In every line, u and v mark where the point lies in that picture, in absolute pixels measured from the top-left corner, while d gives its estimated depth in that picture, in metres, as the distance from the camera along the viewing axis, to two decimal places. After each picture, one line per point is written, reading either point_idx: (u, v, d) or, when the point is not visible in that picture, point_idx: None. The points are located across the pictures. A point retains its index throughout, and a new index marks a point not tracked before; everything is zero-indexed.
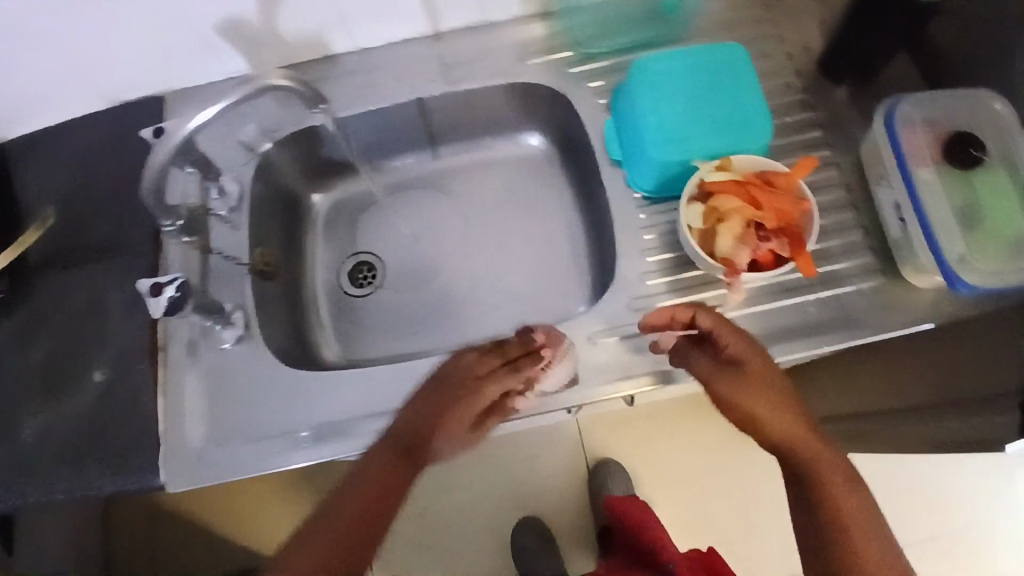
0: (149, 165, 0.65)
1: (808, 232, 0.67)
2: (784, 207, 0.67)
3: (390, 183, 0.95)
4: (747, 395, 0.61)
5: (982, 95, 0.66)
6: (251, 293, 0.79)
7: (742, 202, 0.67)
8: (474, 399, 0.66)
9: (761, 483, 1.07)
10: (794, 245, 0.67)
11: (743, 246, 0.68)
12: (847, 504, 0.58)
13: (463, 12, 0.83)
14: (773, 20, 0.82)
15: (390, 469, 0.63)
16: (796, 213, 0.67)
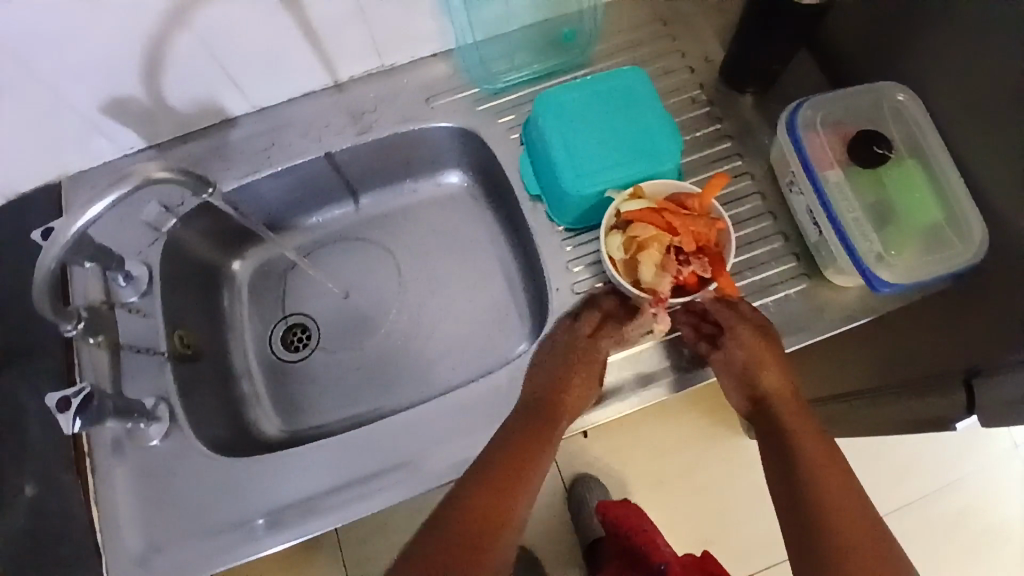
0: (38, 265, 0.57)
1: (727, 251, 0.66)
2: (700, 229, 0.65)
3: (313, 240, 0.86)
4: (751, 343, 0.64)
5: (884, 88, 0.70)
6: (175, 381, 0.71)
7: (657, 228, 0.65)
8: (586, 357, 0.66)
9: (730, 475, 1.12)
10: (715, 265, 0.66)
11: (665, 273, 0.66)
12: (825, 471, 0.56)
13: (361, 59, 0.77)
14: (672, 34, 0.79)
15: (532, 446, 0.62)
16: (714, 234, 0.65)
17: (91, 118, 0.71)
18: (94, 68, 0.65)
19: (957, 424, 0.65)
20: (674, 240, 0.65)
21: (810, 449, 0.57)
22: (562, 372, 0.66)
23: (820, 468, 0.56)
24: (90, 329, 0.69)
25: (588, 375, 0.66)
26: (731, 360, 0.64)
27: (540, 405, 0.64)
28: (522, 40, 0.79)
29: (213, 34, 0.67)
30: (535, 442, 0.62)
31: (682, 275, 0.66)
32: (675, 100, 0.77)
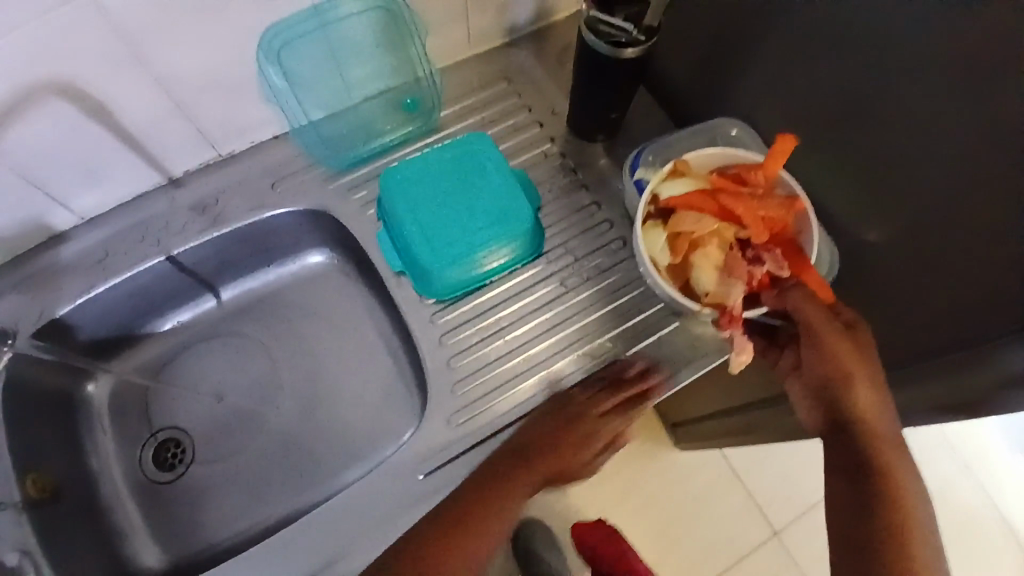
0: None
1: (810, 232, 0.62)
2: (770, 212, 0.62)
3: (178, 345, 0.81)
4: (839, 349, 0.56)
5: (719, 122, 0.73)
6: (34, 531, 0.64)
7: (715, 218, 0.63)
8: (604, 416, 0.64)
9: (666, 494, 1.12)
10: (791, 254, 0.62)
11: (731, 275, 0.62)
12: (899, 494, 0.54)
13: (197, 152, 0.74)
14: (517, 90, 0.79)
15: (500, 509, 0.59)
16: (788, 217, 0.62)
17: None
18: None
19: None
20: (740, 232, 0.63)
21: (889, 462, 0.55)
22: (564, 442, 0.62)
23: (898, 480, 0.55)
24: None
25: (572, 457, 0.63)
26: (816, 375, 0.58)
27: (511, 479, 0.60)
28: (369, 111, 0.78)
29: (20, 156, 0.63)
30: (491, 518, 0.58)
31: (755, 279, 0.61)
32: (529, 156, 0.77)
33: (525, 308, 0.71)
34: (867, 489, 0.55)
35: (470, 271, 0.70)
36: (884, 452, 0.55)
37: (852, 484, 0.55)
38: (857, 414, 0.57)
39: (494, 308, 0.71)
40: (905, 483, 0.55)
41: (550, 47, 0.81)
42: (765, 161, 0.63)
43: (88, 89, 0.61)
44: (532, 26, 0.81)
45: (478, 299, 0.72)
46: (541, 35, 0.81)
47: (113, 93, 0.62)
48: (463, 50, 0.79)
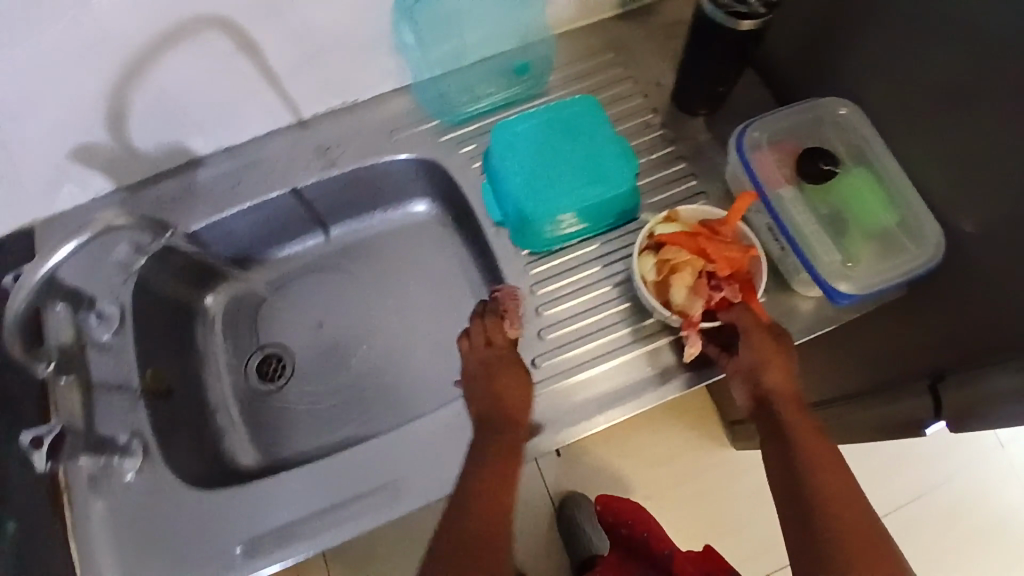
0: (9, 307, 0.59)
1: (760, 277, 0.64)
2: (733, 254, 0.63)
3: (286, 273, 0.88)
4: (765, 346, 0.60)
5: (827, 102, 0.71)
6: (148, 417, 0.72)
7: (690, 252, 0.64)
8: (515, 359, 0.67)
9: (724, 484, 1.10)
10: (747, 291, 0.63)
11: (697, 296, 0.64)
12: (827, 480, 0.53)
13: (324, 97, 0.80)
14: (623, 62, 0.82)
15: (506, 468, 0.61)
16: (746, 261, 0.64)
17: (59, 165, 0.73)
18: (59, 122, 0.68)
19: (927, 429, 0.63)
20: (708, 266, 0.64)
21: (816, 453, 0.55)
22: (500, 381, 0.65)
23: (826, 475, 0.54)
24: (60, 370, 0.70)
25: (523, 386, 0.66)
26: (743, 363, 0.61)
27: (496, 427, 0.63)
28: (482, 73, 0.82)
29: (172, 82, 0.69)
30: (497, 460, 0.61)
31: (713, 300, 0.64)
32: (630, 125, 0.79)
33: (616, 268, 0.74)
34: (793, 481, 0.54)
35: (568, 228, 0.74)
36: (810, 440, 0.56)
37: (779, 468, 0.56)
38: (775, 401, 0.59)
39: (585, 265, 0.74)
40: (829, 473, 0.54)
41: (660, 22, 0.84)
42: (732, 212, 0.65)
43: (245, 27, 0.66)
44: (644, 1, 0.84)
45: (570, 254, 0.75)
46: (652, 10, 0.84)
47: (262, 31, 0.68)
48: (576, 19, 0.83)
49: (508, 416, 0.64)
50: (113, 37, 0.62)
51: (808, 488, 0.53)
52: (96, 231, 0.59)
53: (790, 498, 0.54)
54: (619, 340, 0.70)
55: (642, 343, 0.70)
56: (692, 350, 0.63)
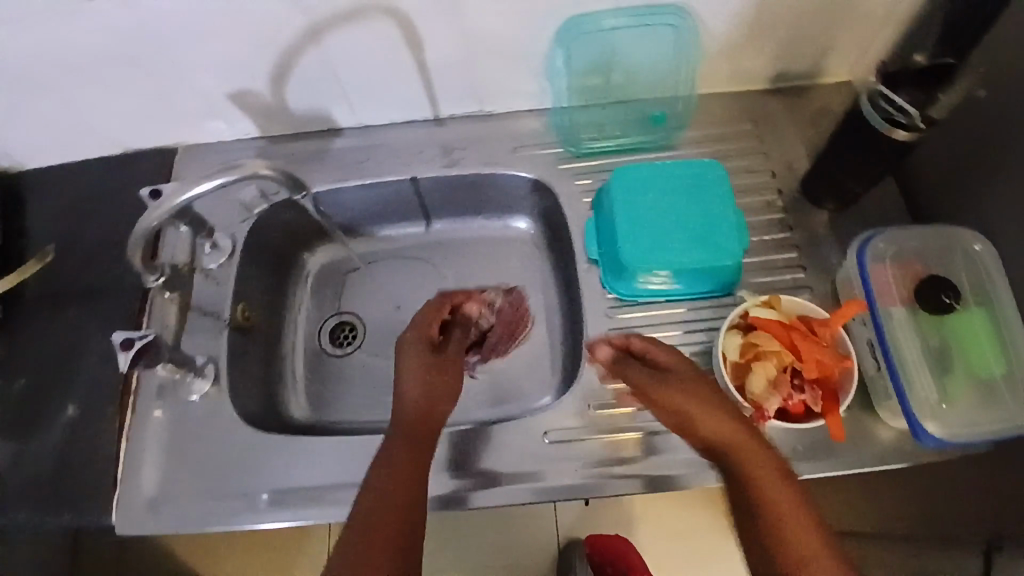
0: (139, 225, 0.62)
1: (845, 392, 0.62)
2: (825, 359, 0.62)
3: (382, 251, 0.93)
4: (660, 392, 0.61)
5: (961, 232, 0.67)
6: (226, 348, 0.77)
7: (780, 344, 0.63)
8: (448, 357, 0.68)
9: None
10: (828, 401, 0.62)
11: (776, 392, 0.62)
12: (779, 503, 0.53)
13: (464, 101, 0.83)
14: (760, 137, 0.81)
15: (411, 450, 0.59)
16: (837, 369, 0.62)
17: (217, 102, 0.80)
18: (226, 65, 0.74)
19: None
20: (795, 363, 0.62)
21: (750, 462, 0.56)
22: (423, 385, 0.64)
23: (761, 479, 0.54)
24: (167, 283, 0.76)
25: (446, 386, 0.65)
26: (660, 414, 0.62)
27: (407, 425, 0.61)
28: (616, 113, 0.83)
29: (337, 54, 0.74)
30: (407, 447, 0.59)
31: (791, 400, 0.62)
32: (751, 200, 0.78)
33: (697, 338, 0.73)
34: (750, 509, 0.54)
35: (661, 285, 0.73)
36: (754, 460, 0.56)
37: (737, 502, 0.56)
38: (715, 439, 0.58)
39: (667, 326, 0.74)
40: (776, 492, 0.54)
41: (808, 105, 0.82)
42: (833, 318, 0.63)
43: (414, 22, 0.70)
44: (798, 81, 0.82)
45: (656, 311, 0.75)
46: (802, 91, 0.83)
47: (429, 29, 0.71)
48: (725, 84, 0.82)
49: (427, 423, 0.62)
50: (302, 2, 0.67)
51: (767, 523, 0.53)
52: (243, 175, 0.62)
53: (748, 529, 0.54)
54: None
55: None
56: None
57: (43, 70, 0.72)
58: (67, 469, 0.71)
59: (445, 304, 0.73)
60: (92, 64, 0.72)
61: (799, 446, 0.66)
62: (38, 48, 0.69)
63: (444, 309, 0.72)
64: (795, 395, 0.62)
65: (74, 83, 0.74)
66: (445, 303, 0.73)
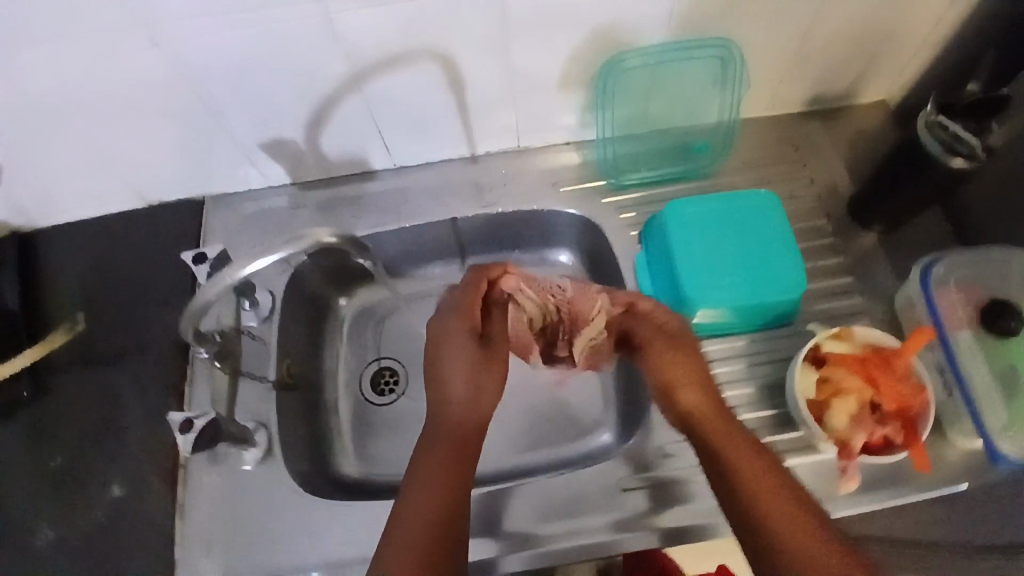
0: (198, 296, 0.59)
1: (925, 421, 0.63)
2: (904, 392, 0.63)
3: (418, 293, 0.90)
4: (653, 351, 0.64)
5: (1020, 254, 0.68)
6: (275, 410, 0.74)
7: (858, 380, 0.64)
8: (496, 351, 0.64)
9: None
10: (909, 433, 0.63)
11: (859, 428, 0.64)
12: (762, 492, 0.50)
13: (501, 138, 0.82)
14: (801, 161, 0.81)
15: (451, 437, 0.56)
16: (917, 401, 0.63)
17: (249, 150, 0.77)
18: (262, 112, 0.71)
19: None
20: (875, 398, 0.64)
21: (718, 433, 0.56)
22: (467, 382, 0.61)
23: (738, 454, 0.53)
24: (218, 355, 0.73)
25: (493, 382, 0.62)
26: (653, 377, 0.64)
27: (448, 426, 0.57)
28: (657, 143, 0.82)
29: (378, 98, 0.72)
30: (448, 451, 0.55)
31: (875, 435, 0.64)
32: (801, 226, 0.78)
33: (761, 372, 0.72)
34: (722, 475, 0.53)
35: (722, 318, 0.73)
36: (733, 443, 0.54)
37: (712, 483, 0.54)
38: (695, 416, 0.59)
39: (729, 361, 0.73)
40: (745, 464, 0.52)
41: (845, 127, 0.82)
42: (904, 347, 0.64)
43: (459, 62, 0.69)
44: (833, 104, 0.83)
45: (718, 345, 0.74)
46: (838, 113, 0.83)
47: (474, 67, 0.70)
48: (762, 109, 0.82)
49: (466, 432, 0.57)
50: (347, 48, 0.65)
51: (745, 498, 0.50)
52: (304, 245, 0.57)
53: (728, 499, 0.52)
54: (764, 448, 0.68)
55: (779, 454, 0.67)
56: (849, 484, 0.65)
57: (69, 120, 0.68)
58: (116, 551, 0.67)
59: (480, 281, 0.67)
60: (124, 114, 0.69)
61: (877, 478, 0.66)
62: (67, 97, 0.65)
63: (480, 288, 0.67)
64: (877, 430, 0.64)
65: (102, 133, 0.71)
66: (480, 282, 0.67)
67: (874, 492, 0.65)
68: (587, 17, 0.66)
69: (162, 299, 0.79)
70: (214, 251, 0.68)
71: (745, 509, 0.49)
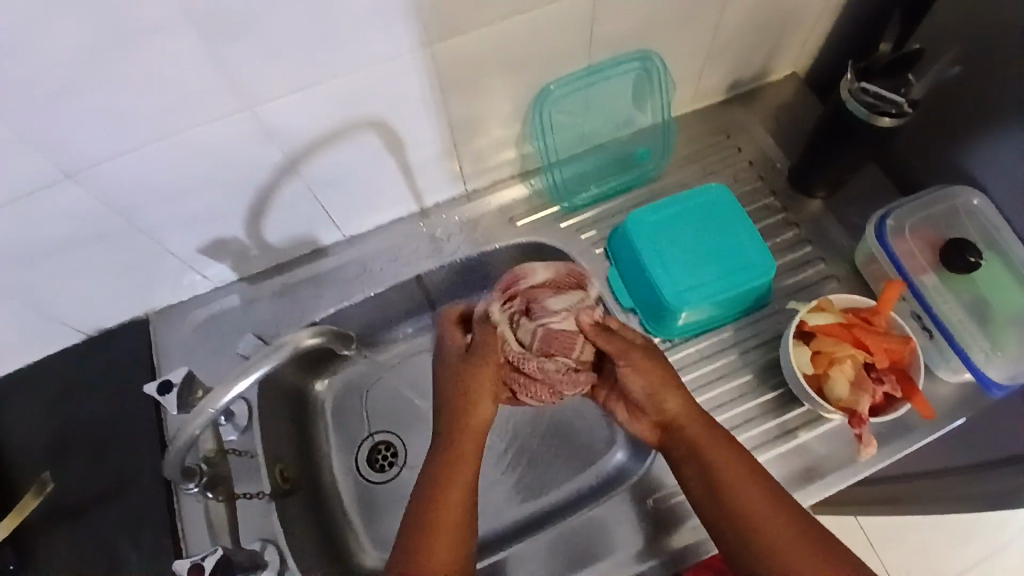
0: (182, 429, 0.58)
1: (916, 369, 0.65)
2: (893, 345, 0.65)
3: (394, 359, 0.87)
4: (640, 370, 0.60)
5: (960, 191, 0.71)
6: (280, 523, 0.69)
7: (848, 345, 0.66)
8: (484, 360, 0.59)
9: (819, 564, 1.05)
10: (907, 384, 0.65)
11: (862, 391, 0.65)
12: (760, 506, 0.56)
13: (447, 186, 0.81)
14: (736, 146, 0.84)
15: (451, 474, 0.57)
16: (906, 352, 0.65)
17: (189, 258, 0.73)
18: (199, 217, 0.68)
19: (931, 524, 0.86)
20: (868, 358, 0.65)
21: (712, 454, 0.58)
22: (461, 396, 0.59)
23: (737, 480, 0.57)
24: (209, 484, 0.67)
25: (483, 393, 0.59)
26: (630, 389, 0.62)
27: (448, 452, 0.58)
28: (600, 159, 0.83)
29: (313, 179, 0.69)
30: (464, 468, 0.57)
31: (877, 394, 0.65)
32: (752, 208, 0.80)
33: (753, 356, 0.74)
34: (713, 493, 0.58)
35: (706, 315, 0.74)
36: (740, 484, 0.57)
37: (698, 488, 0.59)
38: (679, 424, 0.61)
39: (721, 352, 0.74)
40: (749, 490, 0.57)
41: (767, 104, 0.85)
42: (881, 303, 0.67)
43: (394, 127, 0.67)
44: (750, 85, 0.86)
45: (706, 341, 0.75)
46: (758, 93, 0.86)
47: (408, 129, 0.69)
48: (689, 104, 0.84)
49: (471, 448, 0.58)
50: (277, 137, 0.62)
51: (746, 527, 0.55)
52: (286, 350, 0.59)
53: (712, 508, 0.58)
54: (778, 429, 0.69)
55: (791, 433, 0.69)
56: (869, 449, 0.66)
57: None
58: None
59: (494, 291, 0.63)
60: (48, 254, 0.63)
61: (886, 433, 0.68)
62: None
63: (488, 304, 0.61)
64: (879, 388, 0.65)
65: (28, 278, 0.65)
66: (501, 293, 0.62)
67: (884, 449, 0.67)
68: (511, 57, 0.66)
69: (131, 433, 0.73)
70: (180, 376, 0.64)
71: (741, 525, 0.55)
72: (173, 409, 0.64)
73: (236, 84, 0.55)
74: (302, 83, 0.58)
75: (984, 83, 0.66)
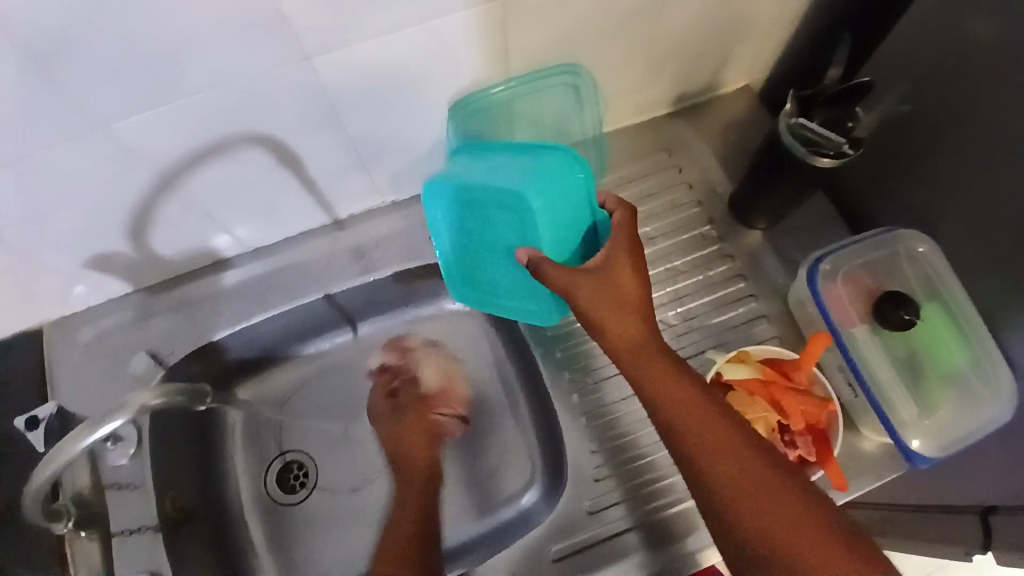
0: (40, 469, 0.51)
1: (835, 434, 0.62)
2: (809, 407, 0.62)
3: (305, 375, 0.83)
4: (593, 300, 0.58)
5: (904, 235, 0.67)
6: (167, 555, 0.65)
7: (764, 404, 0.62)
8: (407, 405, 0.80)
9: None
10: (822, 449, 0.62)
11: None
12: (755, 501, 0.50)
13: (360, 199, 0.75)
14: (676, 165, 0.78)
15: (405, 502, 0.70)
16: (824, 415, 0.62)
17: (69, 274, 0.67)
18: (71, 235, 0.62)
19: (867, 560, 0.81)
20: (781, 419, 0.62)
21: (679, 405, 0.55)
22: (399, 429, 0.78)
23: (706, 433, 0.53)
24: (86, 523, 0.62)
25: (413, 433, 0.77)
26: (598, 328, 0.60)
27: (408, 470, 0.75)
28: None
29: (201, 193, 0.63)
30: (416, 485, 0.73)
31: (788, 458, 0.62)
32: (686, 237, 0.75)
33: None
34: (704, 472, 0.52)
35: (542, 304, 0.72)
36: (719, 447, 0.52)
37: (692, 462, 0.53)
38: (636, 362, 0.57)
39: (634, 396, 0.71)
40: (726, 461, 0.52)
41: (713, 120, 0.79)
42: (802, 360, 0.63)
43: (288, 142, 0.61)
44: (696, 99, 0.79)
45: (620, 381, 0.72)
46: (704, 106, 0.80)
47: (305, 143, 0.63)
48: (628, 116, 0.78)
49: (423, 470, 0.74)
50: (143, 155, 0.56)
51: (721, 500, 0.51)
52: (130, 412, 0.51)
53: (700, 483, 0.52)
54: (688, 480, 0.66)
55: None
56: None
57: None
58: None
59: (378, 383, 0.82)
60: None
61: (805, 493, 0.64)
62: None
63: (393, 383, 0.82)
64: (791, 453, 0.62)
65: None
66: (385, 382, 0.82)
67: None
68: (418, 71, 0.59)
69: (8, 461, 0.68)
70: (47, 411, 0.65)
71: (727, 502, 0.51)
72: (40, 445, 0.64)
73: (79, 100, 0.49)
74: (159, 98, 0.51)
75: (940, 119, 0.60)
